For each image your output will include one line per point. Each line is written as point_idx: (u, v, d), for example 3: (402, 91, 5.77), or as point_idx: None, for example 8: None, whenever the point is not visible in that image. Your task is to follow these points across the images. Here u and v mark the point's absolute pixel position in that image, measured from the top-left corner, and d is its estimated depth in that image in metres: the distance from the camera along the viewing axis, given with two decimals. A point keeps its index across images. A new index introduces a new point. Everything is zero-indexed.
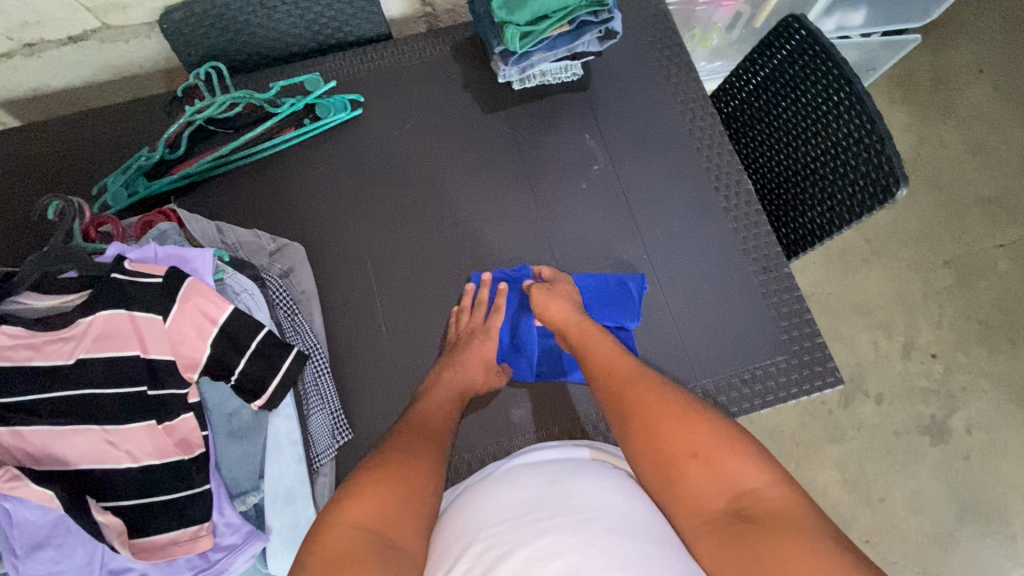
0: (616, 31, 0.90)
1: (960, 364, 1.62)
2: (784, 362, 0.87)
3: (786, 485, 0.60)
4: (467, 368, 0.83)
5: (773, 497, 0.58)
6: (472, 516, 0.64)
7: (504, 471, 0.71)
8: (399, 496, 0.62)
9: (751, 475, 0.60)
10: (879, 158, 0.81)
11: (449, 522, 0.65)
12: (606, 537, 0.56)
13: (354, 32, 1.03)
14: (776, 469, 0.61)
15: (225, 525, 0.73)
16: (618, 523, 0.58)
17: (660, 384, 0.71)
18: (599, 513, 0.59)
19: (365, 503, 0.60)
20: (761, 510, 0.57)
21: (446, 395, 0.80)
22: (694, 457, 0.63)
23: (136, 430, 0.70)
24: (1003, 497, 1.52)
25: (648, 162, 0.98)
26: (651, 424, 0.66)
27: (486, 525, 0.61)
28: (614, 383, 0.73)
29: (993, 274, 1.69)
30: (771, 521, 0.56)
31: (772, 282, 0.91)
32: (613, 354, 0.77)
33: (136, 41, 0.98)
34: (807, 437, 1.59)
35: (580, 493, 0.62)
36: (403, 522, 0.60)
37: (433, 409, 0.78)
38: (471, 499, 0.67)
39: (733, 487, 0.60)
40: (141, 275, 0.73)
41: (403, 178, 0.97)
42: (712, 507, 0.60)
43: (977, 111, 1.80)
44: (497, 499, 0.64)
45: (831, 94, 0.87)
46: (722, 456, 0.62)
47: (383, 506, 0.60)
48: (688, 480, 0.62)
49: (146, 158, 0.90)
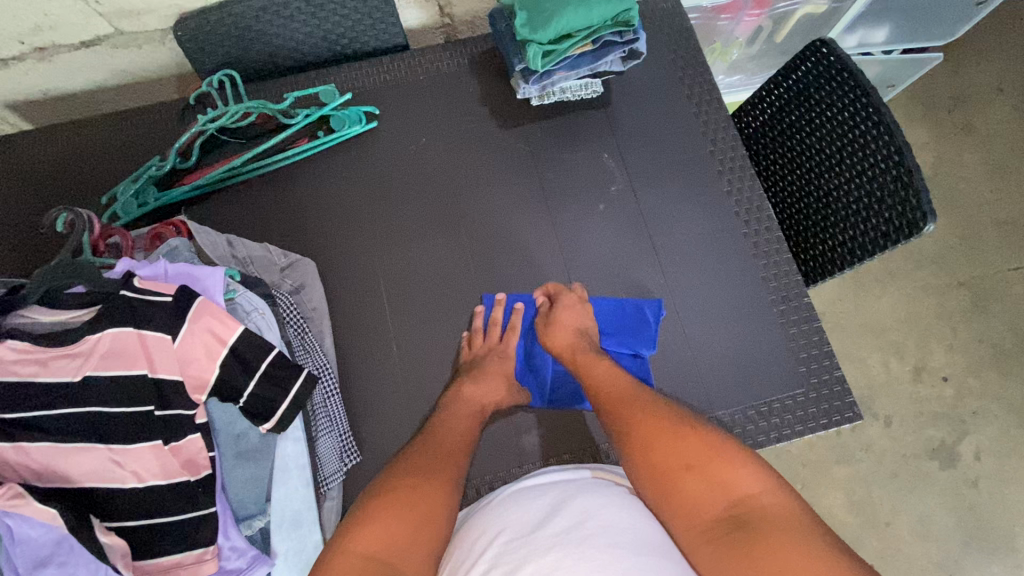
0: (641, 52, 0.88)
1: (971, 387, 1.61)
2: (801, 396, 0.85)
3: (784, 490, 0.58)
4: (488, 386, 0.82)
5: (771, 504, 0.56)
6: (479, 539, 0.61)
7: (509, 491, 0.68)
8: (411, 520, 0.60)
9: (747, 482, 0.58)
10: (907, 192, 0.79)
11: (458, 546, 0.63)
12: (609, 551, 0.54)
13: (372, 43, 1.01)
14: (773, 476, 0.59)
15: (230, 549, 0.71)
16: (624, 538, 0.56)
17: (657, 403, 0.70)
18: (606, 528, 0.57)
19: (377, 528, 0.59)
20: (760, 515, 0.55)
21: (465, 416, 0.79)
22: (689, 470, 0.61)
23: (142, 451, 0.69)
24: (1012, 524, 1.51)
25: (667, 184, 0.96)
26: (648, 442, 0.65)
27: (494, 544, 0.59)
28: (614, 408, 0.70)
29: (1007, 297, 1.67)
30: (768, 526, 0.54)
31: (791, 311, 0.89)
32: (611, 375, 0.76)
33: (150, 47, 0.96)
34: (814, 458, 1.58)
35: (585, 508, 0.60)
36: (416, 546, 0.59)
37: (455, 428, 0.76)
38: (478, 521, 0.65)
39: (731, 494, 0.58)
40: (152, 294, 0.72)
41: (417, 193, 0.96)
42: (709, 515, 0.57)
43: (996, 130, 1.78)
44: (502, 519, 0.62)
45: (859, 122, 0.85)
46: (716, 466, 0.60)
47: (396, 535, 0.59)
48: (684, 491, 0.60)
49: (157, 167, 0.89)
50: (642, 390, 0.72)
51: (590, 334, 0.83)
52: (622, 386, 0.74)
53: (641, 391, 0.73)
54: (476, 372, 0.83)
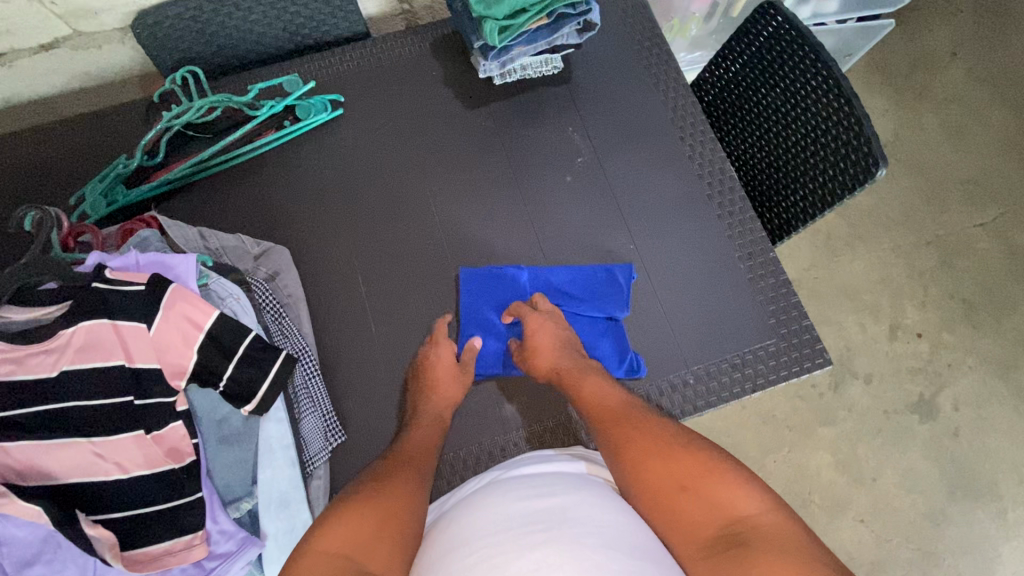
0: (595, 23, 0.90)
1: (945, 342, 1.65)
2: (773, 346, 0.87)
3: (782, 510, 0.59)
4: (444, 393, 0.81)
5: (769, 522, 0.57)
6: (463, 528, 0.61)
7: (493, 483, 0.69)
8: (378, 517, 0.61)
9: (743, 502, 0.59)
10: (859, 140, 0.82)
11: (438, 534, 0.64)
12: (602, 552, 0.54)
13: (333, 32, 1.03)
14: (771, 496, 0.60)
15: (219, 532, 0.72)
16: (616, 541, 0.57)
17: (650, 422, 0.71)
18: (597, 527, 0.58)
19: (345, 529, 0.59)
20: (756, 535, 0.56)
21: (431, 426, 0.78)
22: (684, 490, 0.62)
23: (125, 441, 0.69)
24: (991, 471, 1.56)
25: (632, 154, 0.98)
26: (641, 458, 0.66)
27: (479, 536, 0.59)
28: (607, 423, 0.72)
29: (974, 252, 1.72)
30: (762, 544, 0.55)
31: (759, 267, 0.91)
32: (599, 392, 0.76)
33: (110, 47, 0.97)
34: (800, 421, 1.61)
35: (577, 507, 0.61)
36: (380, 544, 0.59)
37: (421, 437, 0.76)
38: (460, 511, 0.66)
39: (727, 514, 0.59)
40: (125, 284, 0.72)
41: (388, 177, 0.97)
42: (706, 533, 0.59)
43: (952, 93, 1.84)
44: (489, 513, 0.62)
45: (809, 79, 0.88)
46: (711, 485, 0.62)
47: (363, 532, 0.59)
48: (681, 512, 0.61)
49: (123, 166, 0.87)
50: (633, 402, 0.74)
51: (569, 343, 0.83)
52: (609, 396, 0.76)
53: (635, 408, 0.74)
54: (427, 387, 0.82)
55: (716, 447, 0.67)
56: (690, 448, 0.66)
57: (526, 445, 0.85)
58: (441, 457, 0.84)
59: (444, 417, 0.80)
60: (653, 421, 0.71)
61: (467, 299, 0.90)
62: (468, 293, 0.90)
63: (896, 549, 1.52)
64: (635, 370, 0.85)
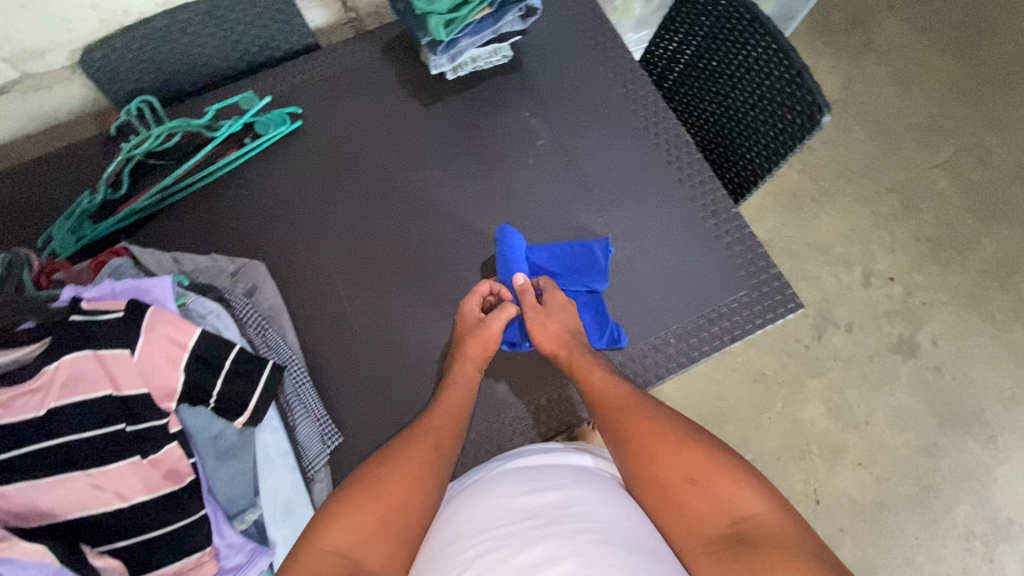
0: (537, 7, 0.92)
1: (917, 282, 1.71)
2: (745, 297, 0.90)
3: (783, 511, 0.65)
4: (478, 356, 0.84)
5: (772, 523, 0.63)
6: (466, 520, 0.66)
7: (498, 471, 0.73)
8: (378, 515, 0.67)
9: (749, 502, 0.65)
10: (801, 90, 0.86)
11: (441, 524, 0.69)
12: (602, 548, 0.60)
13: (283, 47, 1.05)
14: (773, 496, 0.66)
15: (228, 546, 0.73)
16: (615, 535, 0.62)
17: (663, 415, 0.75)
18: (596, 523, 0.63)
19: (348, 529, 0.66)
20: (758, 533, 0.62)
21: (456, 405, 0.80)
22: (693, 484, 0.68)
23: (122, 469, 0.69)
24: (975, 400, 1.62)
25: (589, 131, 1.00)
26: (651, 453, 0.71)
27: (486, 530, 0.64)
28: (614, 413, 0.76)
29: (934, 193, 1.78)
30: (764, 543, 0.61)
31: (724, 224, 0.94)
32: (608, 380, 0.80)
33: (60, 86, 0.97)
34: (789, 376, 1.65)
35: (580, 502, 0.66)
36: (383, 540, 0.65)
37: (444, 416, 0.79)
38: (466, 500, 0.70)
39: (733, 513, 0.65)
40: (101, 313, 0.72)
41: (354, 181, 0.98)
42: (711, 530, 0.64)
43: (894, 43, 1.91)
44: (494, 506, 0.67)
45: (749, 38, 0.91)
46: (719, 483, 0.67)
47: (365, 529, 0.66)
48: (688, 507, 0.67)
49: (88, 201, 0.88)
50: (640, 396, 0.79)
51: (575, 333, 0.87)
52: (617, 390, 0.79)
53: (640, 398, 0.79)
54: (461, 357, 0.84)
55: (722, 446, 0.72)
56: (698, 443, 0.71)
57: (522, 423, 0.87)
58: None
59: (478, 378, 0.84)
60: (660, 414, 0.76)
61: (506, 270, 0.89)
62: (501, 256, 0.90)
63: (897, 487, 1.56)
64: (616, 340, 0.87)
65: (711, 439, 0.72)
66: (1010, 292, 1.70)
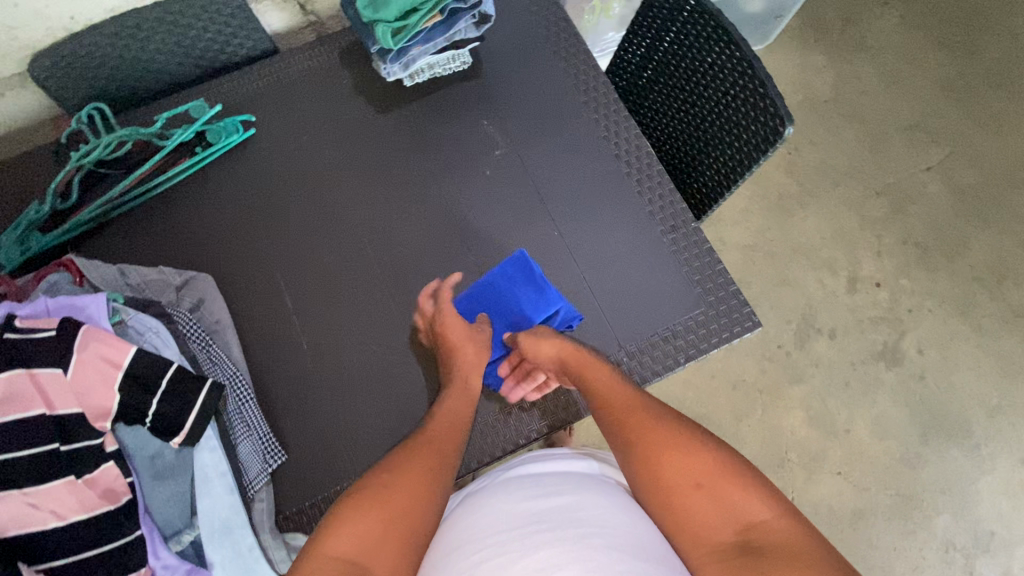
0: (490, 15, 0.90)
1: (904, 288, 1.67)
2: (701, 315, 0.88)
3: (792, 517, 0.62)
4: (474, 361, 0.84)
5: (781, 530, 0.61)
6: (466, 528, 0.66)
7: (499, 480, 0.72)
8: (384, 520, 0.62)
9: (758, 509, 0.63)
10: (764, 101, 0.82)
11: (446, 530, 0.68)
12: (606, 553, 0.58)
13: (239, 52, 1.03)
14: (782, 502, 0.64)
15: (163, 568, 0.71)
16: (622, 541, 0.60)
17: (666, 417, 0.73)
18: (602, 529, 0.61)
19: (349, 534, 0.61)
20: (770, 542, 0.60)
21: (455, 420, 0.77)
22: (699, 488, 0.65)
23: (56, 488, 0.67)
24: (959, 409, 1.59)
25: (549, 141, 0.98)
26: (655, 454, 0.69)
27: (489, 534, 0.63)
28: (618, 415, 0.74)
29: (924, 196, 1.74)
30: (776, 552, 0.58)
31: (682, 238, 0.91)
32: (610, 382, 0.78)
33: (12, 93, 0.95)
34: (770, 383, 1.62)
35: (584, 508, 0.64)
36: (387, 546, 0.61)
37: (447, 426, 0.76)
38: (468, 509, 0.69)
39: (742, 519, 0.62)
40: (34, 331, 0.71)
41: (308, 191, 0.96)
42: (720, 538, 0.62)
43: (887, 42, 1.85)
44: (498, 510, 0.66)
45: (712, 46, 0.88)
46: (727, 488, 0.65)
47: (369, 535, 0.61)
48: (695, 513, 0.64)
49: (36, 212, 0.86)
50: (645, 396, 0.77)
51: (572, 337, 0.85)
52: (618, 390, 0.77)
53: (644, 399, 0.76)
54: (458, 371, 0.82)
55: (727, 447, 0.70)
56: (704, 444, 0.69)
57: (472, 443, 0.85)
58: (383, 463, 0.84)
59: (478, 391, 0.82)
60: (663, 416, 0.73)
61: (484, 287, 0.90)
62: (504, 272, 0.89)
63: (876, 496, 1.54)
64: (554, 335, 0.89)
65: (716, 441, 0.70)
66: (999, 299, 1.66)
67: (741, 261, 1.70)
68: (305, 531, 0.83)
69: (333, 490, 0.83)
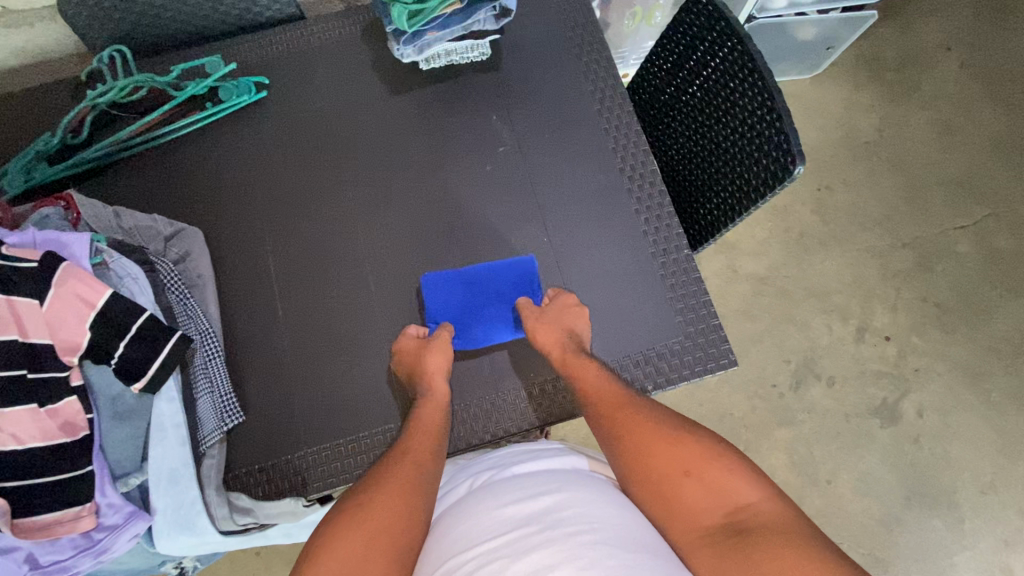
0: (511, 10, 0.90)
1: (914, 346, 1.61)
2: (678, 345, 0.87)
3: (778, 498, 0.61)
4: (438, 368, 0.81)
5: (768, 510, 0.59)
6: (457, 539, 0.62)
7: (485, 484, 0.69)
8: (365, 535, 0.58)
9: (744, 492, 0.61)
10: (778, 135, 0.79)
11: (435, 543, 0.64)
12: (597, 548, 0.55)
13: (264, 14, 1.03)
14: (766, 483, 0.62)
15: (108, 505, 0.72)
16: (612, 536, 0.57)
17: (652, 412, 0.71)
18: (592, 524, 0.58)
19: (332, 555, 0.57)
20: (758, 523, 0.58)
21: (429, 428, 0.74)
22: (688, 475, 0.63)
23: (20, 413, 0.69)
24: (952, 480, 1.53)
25: (554, 147, 0.96)
26: (641, 447, 0.66)
27: (479, 542, 0.59)
28: (607, 412, 0.72)
29: (953, 255, 1.66)
30: (763, 532, 0.57)
31: (672, 264, 0.90)
32: (603, 381, 0.76)
33: (42, 26, 0.97)
34: (757, 421, 1.58)
35: (570, 506, 0.61)
36: (371, 562, 0.56)
37: (422, 431, 0.73)
38: (457, 517, 0.66)
39: (728, 504, 0.61)
40: (16, 259, 0.72)
41: (310, 161, 0.96)
42: (709, 521, 0.60)
43: (943, 89, 1.77)
44: (485, 514, 0.63)
45: (738, 70, 0.84)
46: (714, 472, 0.63)
47: (353, 553, 0.57)
48: (683, 497, 0.62)
49: (44, 143, 0.89)
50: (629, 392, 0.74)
51: (575, 332, 0.82)
52: (608, 387, 0.75)
53: (633, 397, 0.74)
54: (422, 375, 0.81)
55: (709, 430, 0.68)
56: (689, 432, 0.67)
57: None
58: (336, 441, 0.85)
59: (447, 395, 0.81)
60: (651, 409, 0.71)
61: (450, 283, 0.89)
62: (490, 279, 0.89)
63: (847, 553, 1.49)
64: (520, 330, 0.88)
65: (699, 428, 0.68)
66: (1014, 373, 1.59)
67: (749, 293, 1.66)
68: (250, 494, 0.83)
69: (285, 458, 0.85)
